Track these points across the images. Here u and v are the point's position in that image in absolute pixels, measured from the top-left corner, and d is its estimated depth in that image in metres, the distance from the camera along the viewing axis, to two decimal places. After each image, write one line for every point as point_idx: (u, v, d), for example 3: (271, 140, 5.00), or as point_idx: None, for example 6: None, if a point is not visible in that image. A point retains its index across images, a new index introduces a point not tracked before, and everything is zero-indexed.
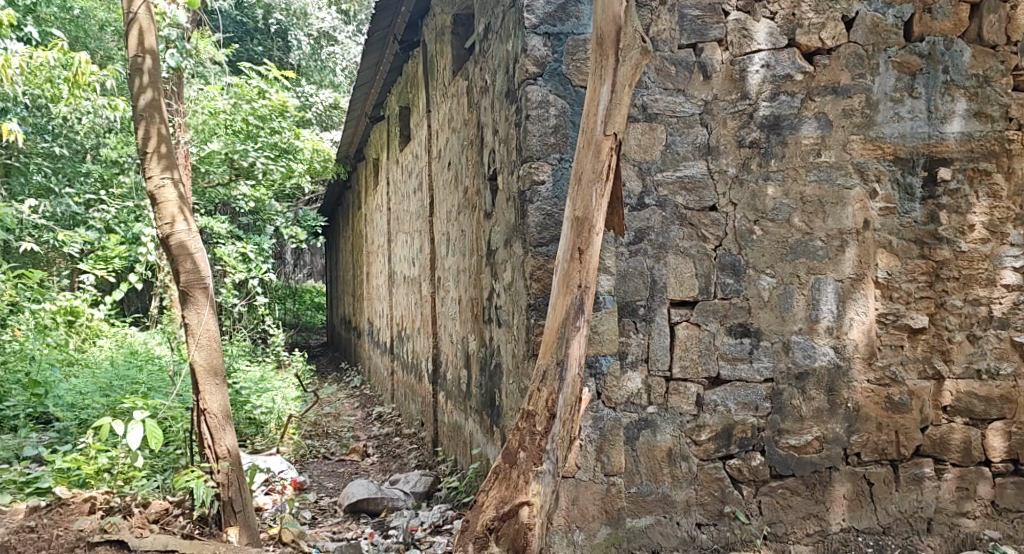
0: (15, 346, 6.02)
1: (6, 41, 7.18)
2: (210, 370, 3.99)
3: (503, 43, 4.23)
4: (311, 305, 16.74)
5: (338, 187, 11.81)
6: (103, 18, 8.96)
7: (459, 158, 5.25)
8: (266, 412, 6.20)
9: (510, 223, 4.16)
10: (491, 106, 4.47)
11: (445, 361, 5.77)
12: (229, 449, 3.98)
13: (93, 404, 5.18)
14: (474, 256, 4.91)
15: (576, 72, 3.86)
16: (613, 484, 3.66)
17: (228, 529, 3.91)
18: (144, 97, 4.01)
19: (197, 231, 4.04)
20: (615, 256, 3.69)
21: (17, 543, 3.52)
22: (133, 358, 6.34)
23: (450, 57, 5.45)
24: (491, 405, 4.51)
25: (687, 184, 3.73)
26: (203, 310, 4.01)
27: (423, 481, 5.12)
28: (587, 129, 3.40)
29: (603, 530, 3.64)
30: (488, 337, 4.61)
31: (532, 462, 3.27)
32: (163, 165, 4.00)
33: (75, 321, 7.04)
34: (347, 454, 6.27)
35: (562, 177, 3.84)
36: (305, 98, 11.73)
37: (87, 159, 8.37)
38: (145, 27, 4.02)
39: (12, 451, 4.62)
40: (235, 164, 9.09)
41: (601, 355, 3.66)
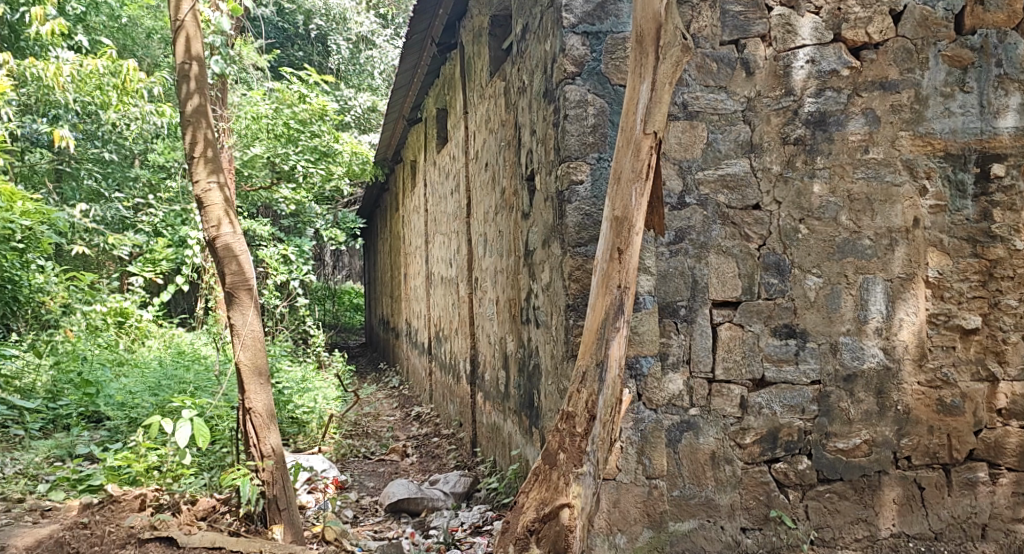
0: (67, 347, 6.14)
1: (59, 51, 7.53)
2: (255, 370, 4.02)
3: (541, 43, 4.20)
4: (350, 306, 16.88)
5: (375, 190, 11.85)
6: (149, 26, 9.19)
7: (497, 158, 5.24)
8: (307, 412, 6.26)
9: (549, 223, 4.13)
10: (529, 107, 4.45)
11: (483, 362, 5.75)
12: (273, 449, 4.00)
13: (143, 403, 5.23)
14: (512, 257, 4.88)
15: (616, 70, 3.82)
16: (655, 487, 3.61)
17: (273, 527, 3.91)
18: (190, 103, 4.04)
19: (242, 234, 4.07)
20: (656, 256, 3.65)
21: (71, 541, 3.55)
22: (180, 358, 6.41)
23: (487, 58, 5.43)
24: (531, 406, 4.48)
25: (730, 182, 3.67)
26: (248, 311, 4.05)
27: (462, 481, 5.10)
28: (627, 127, 3.36)
29: (645, 533, 3.59)
30: (527, 338, 4.59)
31: (573, 464, 3.25)
32: (209, 169, 4.03)
33: (125, 321, 7.18)
34: (387, 454, 6.28)
35: (601, 177, 3.81)
36: (344, 101, 11.85)
37: (134, 164, 8.50)
38: (191, 33, 4.07)
39: (65, 450, 4.70)
40: (278, 167, 9.31)
41: (642, 356, 3.61)
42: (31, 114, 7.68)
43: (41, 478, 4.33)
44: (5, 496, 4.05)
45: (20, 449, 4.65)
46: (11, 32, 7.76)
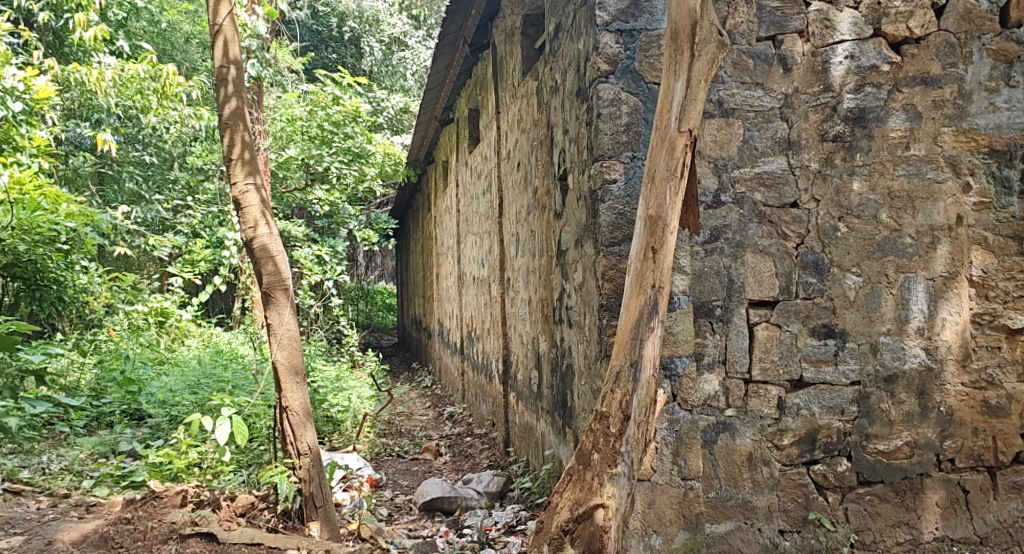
0: (110, 346, 6.26)
1: (101, 57, 7.72)
2: (291, 369, 4.06)
3: (574, 42, 4.18)
4: (383, 305, 16.99)
5: (407, 190, 11.89)
6: (188, 30, 9.34)
7: (529, 158, 5.22)
8: (342, 411, 6.30)
9: (582, 223, 4.11)
10: (562, 106, 4.43)
11: (516, 362, 5.73)
12: (310, 446, 4.03)
13: (184, 401, 5.29)
14: (545, 257, 4.87)
15: (650, 68, 3.80)
16: (691, 488, 3.58)
17: (310, 524, 3.93)
18: (228, 105, 4.09)
19: (279, 234, 4.11)
20: (690, 256, 3.61)
21: (115, 535, 3.59)
22: (219, 358, 6.47)
23: (520, 58, 5.42)
24: (564, 406, 4.46)
25: (767, 180, 3.63)
26: (285, 310, 4.08)
27: (496, 481, 5.09)
28: (662, 125, 3.33)
29: (681, 534, 3.56)
30: (559, 337, 4.57)
31: (607, 465, 3.23)
32: (247, 171, 4.07)
33: (165, 321, 7.31)
34: (421, 453, 6.30)
35: (634, 176, 3.79)
36: (377, 103, 11.92)
37: (174, 167, 8.73)
38: (229, 36, 4.11)
39: (109, 446, 4.78)
40: (312, 169, 9.38)
41: (676, 356, 3.58)
42: (75, 119, 7.78)
43: (85, 474, 4.42)
44: (51, 492, 4.15)
45: (66, 447, 4.76)
46: (55, 38, 7.92)
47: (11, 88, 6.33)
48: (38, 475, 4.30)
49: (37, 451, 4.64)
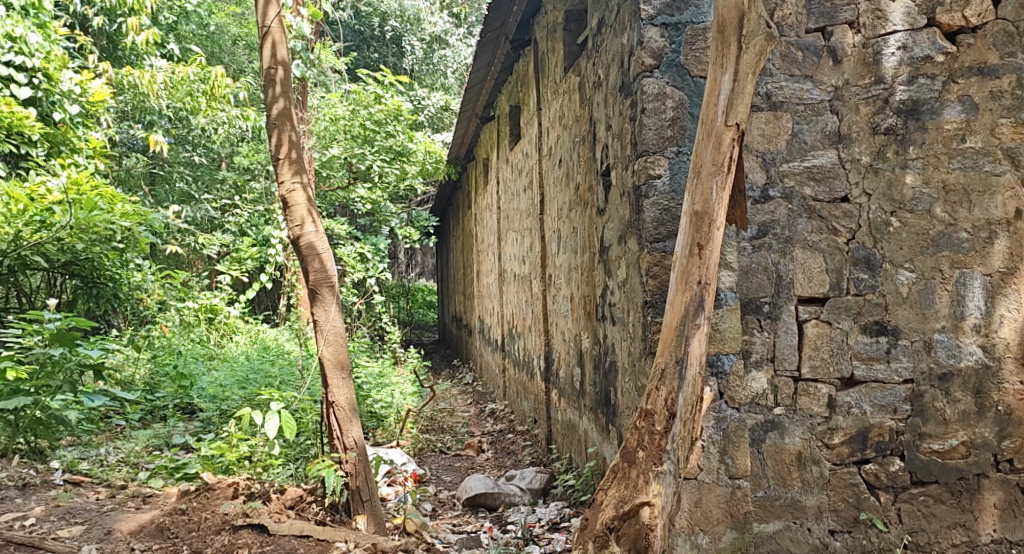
0: (163, 341, 6.41)
1: (154, 60, 7.97)
2: (338, 365, 4.10)
3: (618, 36, 4.15)
4: (423, 303, 17.07)
5: (448, 188, 11.92)
6: (235, 33, 9.46)
7: (571, 154, 5.20)
8: (385, 407, 6.33)
9: (625, 219, 4.08)
10: (605, 101, 4.40)
11: (558, 359, 5.71)
12: (356, 441, 4.07)
13: (233, 396, 5.37)
14: (587, 253, 4.84)
15: (696, 62, 3.77)
16: (739, 487, 3.53)
17: (357, 518, 3.97)
18: (276, 106, 4.14)
19: (325, 233, 4.15)
20: (737, 252, 3.56)
21: (171, 526, 3.65)
22: (266, 353, 6.56)
23: (562, 54, 5.40)
24: (608, 403, 4.43)
25: (817, 174, 3.57)
26: (331, 307, 4.12)
27: (539, 477, 5.09)
28: (708, 120, 3.29)
29: (729, 534, 3.51)
30: (602, 335, 4.55)
31: (652, 463, 3.21)
32: (294, 170, 4.11)
33: (214, 318, 7.46)
34: (463, 449, 6.33)
35: (679, 171, 3.75)
36: (418, 101, 11.97)
37: (222, 166, 8.75)
38: (277, 38, 4.16)
39: (163, 439, 4.89)
40: (354, 168, 9.48)
41: (723, 353, 3.53)
42: (128, 121, 8.02)
43: (141, 466, 4.51)
44: (108, 483, 4.23)
45: (123, 439, 4.88)
46: (109, 42, 8.07)
47: (68, 91, 6.59)
48: (96, 466, 4.39)
49: (95, 443, 4.76)
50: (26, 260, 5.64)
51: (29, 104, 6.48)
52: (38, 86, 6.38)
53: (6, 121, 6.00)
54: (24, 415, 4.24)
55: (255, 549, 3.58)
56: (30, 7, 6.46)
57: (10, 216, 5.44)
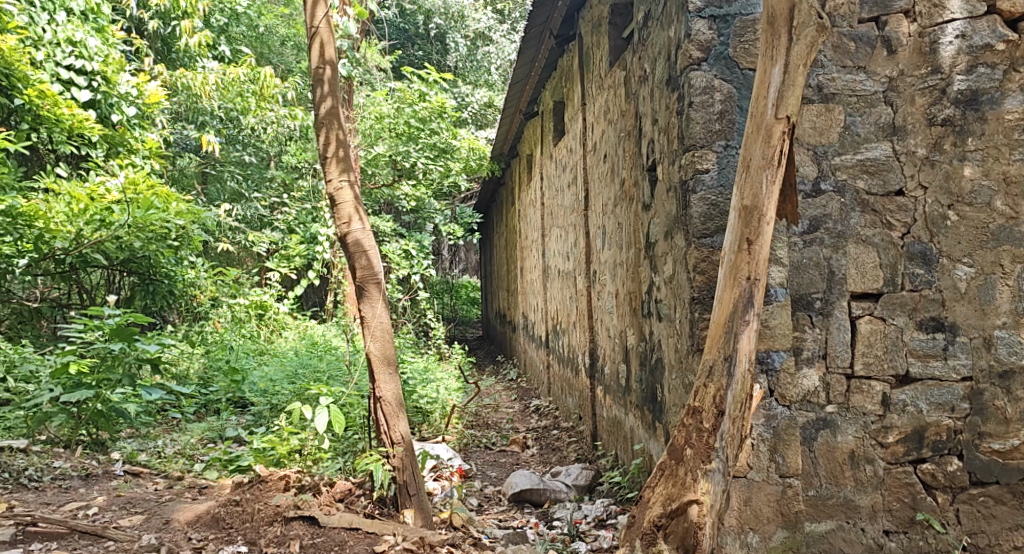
0: (215, 337, 6.55)
1: (206, 62, 8.11)
2: (385, 360, 4.13)
3: (665, 30, 4.11)
4: (467, 299, 17.12)
5: (491, 185, 11.94)
6: (284, 33, 9.60)
7: (616, 149, 5.16)
8: (430, 402, 6.31)
9: (672, 214, 4.04)
10: (651, 96, 4.36)
11: (603, 355, 5.68)
12: (403, 436, 4.10)
13: (283, 390, 5.45)
14: (632, 249, 4.80)
15: (745, 54, 3.71)
16: (789, 486, 3.46)
17: (405, 511, 3.99)
18: (324, 105, 4.19)
19: (371, 230, 4.18)
20: (788, 247, 3.50)
21: (226, 517, 3.73)
22: (314, 349, 6.65)
23: (607, 48, 5.36)
24: (654, 400, 4.39)
25: (870, 167, 3.49)
26: (377, 303, 4.15)
27: (585, 473, 5.07)
28: (758, 112, 3.23)
29: (779, 533, 3.46)
30: (648, 331, 4.52)
31: (701, 461, 3.18)
32: (341, 168, 4.16)
33: (264, 314, 7.58)
34: (508, 445, 6.34)
35: (728, 165, 3.70)
36: (462, 98, 12.02)
37: (270, 165, 8.88)
38: (325, 39, 4.21)
39: (216, 432, 4.99)
40: (399, 165, 9.56)
41: (773, 350, 3.47)
42: (181, 121, 8.17)
43: (196, 458, 4.62)
44: (166, 474, 4.33)
45: (178, 431, 4.99)
46: (164, 45, 8.24)
47: (125, 94, 6.74)
48: (154, 458, 4.50)
49: (153, 435, 4.88)
50: (86, 257, 5.78)
51: (90, 106, 6.65)
52: (98, 89, 6.54)
53: (67, 123, 6.21)
54: (86, 408, 4.38)
55: (306, 540, 3.62)
56: (89, 11, 6.68)
57: (71, 215, 5.61)
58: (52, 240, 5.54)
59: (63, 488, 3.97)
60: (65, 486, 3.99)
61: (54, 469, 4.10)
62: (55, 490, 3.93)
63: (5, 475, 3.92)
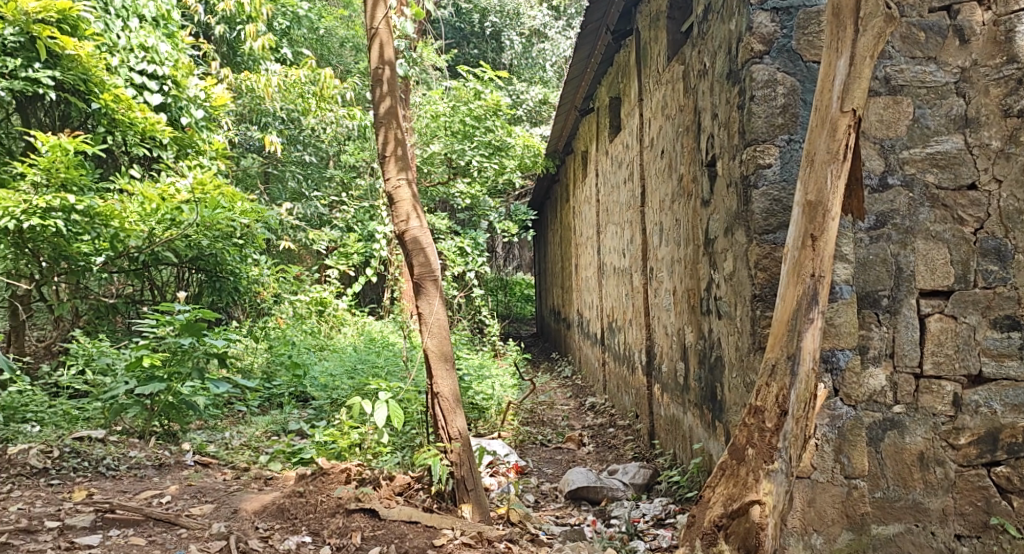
0: (278, 332, 6.69)
1: (269, 64, 8.29)
2: (442, 356, 4.16)
3: (725, 22, 4.05)
4: (522, 296, 17.16)
5: (545, 182, 11.94)
6: (343, 35, 9.76)
7: (674, 144, 5.11)
8: (486, 398, 6.34)
9: (732, 210, 3.98)
10: (711, 90, 4.31)
11: (660, 353, 5.63)
12: (460, 431, 4.12)
13: (343, 385, 5.53)
14: (691, 246, 4.75)
15: (808, 46, 3.65)
16: (855, 487, 3.38)
17: (462, 506, 4.02)
18: (383, 104, 4.23)
19: (429, 228, 4.22)
20: (854, 243, 3.42)
21: (291, 507, 3.81)
22: (372, 345, 6.74)
23: (665, 42, 5.30)
24: (714, 399, 4.33)
25: (940, 161, 3.41)
26: (435, 300, 4.18)
27: (643, 472, 5.03)
28: (822, 105, 3.16)
29: (845, 535, 3.38)
30: (707, 329, 4.46)
31: (763, 460, 3.13)
32: (399, 166, 4.20)
33: (324, 310, 7.70)
34: (564, 442, 6.32)
35: (791, 160, 3.64)
36: (516, 96, 12.06)
37: (330, 164, 9.08)
38: (384, 39, 4.25)
39: (280, 425, 5.10)
40: (454, 163, 9.66)
41: (838, 349, 3.40)
42: (245, 123, 8.31)
43: (261, 449, 4.71)
44: (233, 465, 4.44)
45: (244, 424, 5.12)
46: (230, 49, 8.45)
47: (194, 97, 6.93)
48: (222, 449, 4.61)
49: (220, 427, 5.02)
50: (158, 255, 6.04)
51: (161, 110, 6.85)
52: (168, 93, 6.75)
53: (140, 126, 6.39)
54: (159, 400, 4.50)
55: (368, 533, 3.68)
56: (161, 18, 6.87)
57: (144, 215, 5.81)
58: (126, 239, 5.75)
59: (138, 476, 4.10)
60: (140, 475, 4.12)
61: (130, 458, 4.24)
62: (130, 479, 4.06)
63: (85, 463, 4.08)
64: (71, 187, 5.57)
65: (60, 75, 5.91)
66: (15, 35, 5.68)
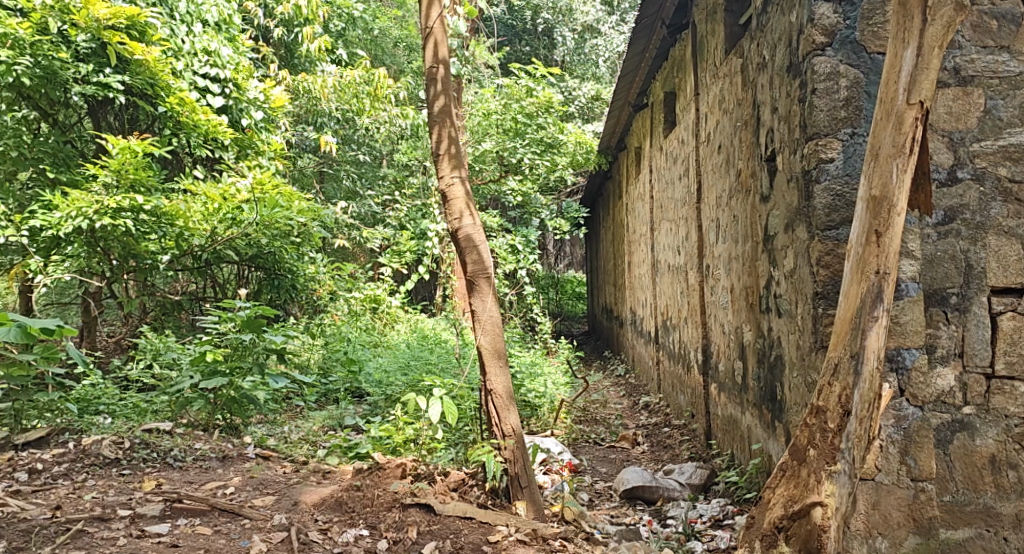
0: (334, 329, 6.79)
1: (324, 65, 8.37)
2: (495, 353, 4.16)
3: (785, 14, 3.97)
4: (573, 294, 17.09)
5: (598, 178, 11.86)
6: (397, 35, 9.82)
7: (732, 139, 5.03)
8: (538, 396, 6.35)
9: (793, 206, 3.90)
10: (770, 83, 4.23)
11: (717, 351, 5.55)
12: (514, 428, 4.12)
13: (397, 381, 5.57)
14: (749, 242, 4.67)
15: (873, 37, 3.55)
16: (922, 490, 3.29)
17: (517, 503, 4.02)
18: (437, 103, 4.24)
19: (482, 225, 4.21)
20: (921, 239, 3.32)
21: (348, 501, 3.85)
22: (425, 342, 6.79)
23: (723, 36, 5.22)
24: (774, 399, 4.26)
25: (1013, 153, 3.30)
26: (488, 297, 4.18)
27: (699, 472, 4.98)
28: (888, 98, 3.07)
29: (911, 539, 3.29)
30: (766, 327, 4.38)
31: (825, 461, 3.06)
32: (452, 165, 4.21)
33: (378, 307, 7.76)
34: (618, 441, 6.27)
35: (854, 154, 3.55)
36: (569, 92, 12.05)
37: (383, 163, 9.20)
38: (439, 37, 4.26)
39: (336, 420, 5.16)
40: (506, 161, 9.67)
41: (905, 348, 3.30)
42: (302, 124, 8.45)
43: (319, 444, 4.78)
44: (293, 458, 4.52)
45: (302, 419, 5.21)
46: (287, 51, 8.58)
47: (253, 99, 7.00)
48: (282, 442, 4.70)
49: (280, 421, 5.11)
50: (220, 253, 6.21)
51: (222, 112, 6.97)
52: (230, 95, 6.86)
53: (203, 128, 6.49)
54: (221, 394, 4.61)
55: (423, 527, 3.70)
56: (222, 22, 7.02)
57: (207, 214, 5.92)
58: (190, 238, 5.92)
59: (203, 468, 4.20)
60: (205, 466, 4.22)
61: (195, 450, 4.34)
62: (196, 470, 4.16)
63: (154, 454, 4.19)
64: (139, 188, 5.74)
65: (128, 79, 6.13)
66: (87, 41, 5.94)
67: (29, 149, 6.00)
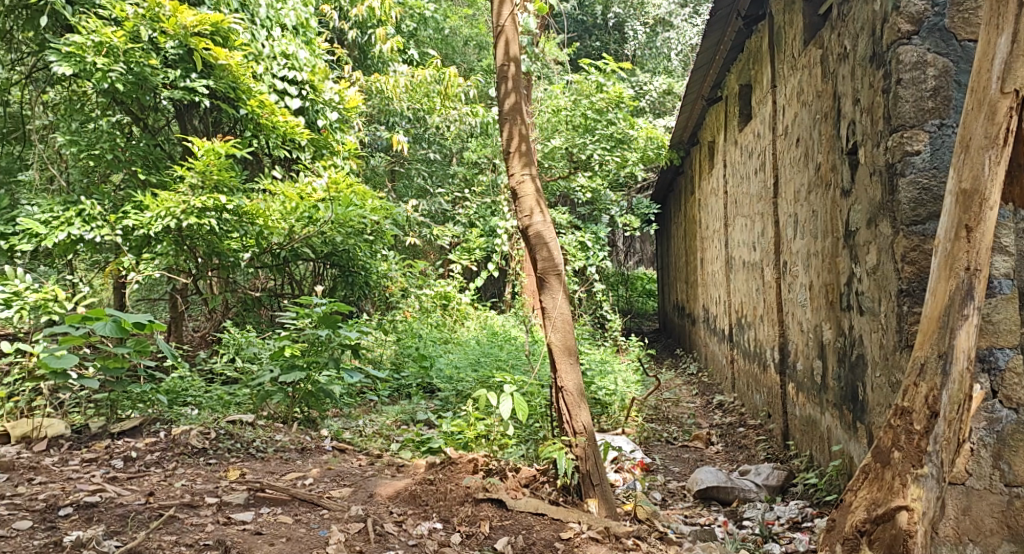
0: (405, 325, 6.88)
1: (395, 65, 8.48)
2: (566, 350, 4.14)
3: (868, 3, 3.85)
4: (643, 291, 16.90)
5: (669, 174, 11.72)
6: (467, 34, 9.88)
7: (811, 132, 4.89)
8: (609, 394, 6.31)
9: (876, 200, 3.78)
10: (852, 74, 4.10)
11: (795, 351, 5.42)
12: (585, 426, 4.09)
13: (468, 378, 5.61)
14: (829, 238, 4.54)
15: (964, 24, 3.41)
16: (1017, 497, 3.14)
17: (589, 501, 3.99)
18: (508, 101, 4.24)
19: (553, 223, 4.20)
20: (1015, 234, 3.18)
21: (422, 494, 3.89)
22: (495, 339, 6.83)
23: (801, 26, 5.09)
24: (855, 399, 4.14)
25: None
26: (558, 294, 4.16)
27: (776, 473, 4.87)
28: (980, 87, 2.93)
29: (1005, 547, 3.14)
30: (847, 325, 4.25)
31: (911, 464, 2.94)
32: (523, 162, 4.20)
33: (448, 304, 7.80)
34: (691, 441, 6.18)
35: (942, 146, 3.41)
36: (640, 87, 12.00)
37: (453, 162, 9.29)
38: (510, 36, 4.27)
39: (409, 415, 5.23)
40: (576, 157, 9.65)
41: (997, 348, 3.18)
42: (375, 123, 8.57)
43: (393, 437, 4.86)
44: (367, 451, 4.59)
45: (376, 413, 5.30)
46: (361, 53, 8.74)
47: (329, 100, 7.15)
48: (357, 436, 4.79)
49: (354, 415, 5.21)
50: (297, 251, 6.37)
51: (299, 113, 7.15)
52: (306, 97, 7.03)
53: (281, 129, 6.66)
54: (300, 388, 4.73)
55: (495, 522, 3.72)
56: (300, 26, 7.20)
57: (285, 212, 6.06)
58: (270, 236, 6.08)
59: (283, 458, 4.30)
60: (285, 457, 4.32)
61: (275, 441, 4.46)
62: (277, 460, 4.26)
63: (237, 445, 4.31)
64: (222, 188, 5.91)
65: (213, 83, 6.32)
66: (175, 48, 6.15)
67: (122, 151, 6.28)
